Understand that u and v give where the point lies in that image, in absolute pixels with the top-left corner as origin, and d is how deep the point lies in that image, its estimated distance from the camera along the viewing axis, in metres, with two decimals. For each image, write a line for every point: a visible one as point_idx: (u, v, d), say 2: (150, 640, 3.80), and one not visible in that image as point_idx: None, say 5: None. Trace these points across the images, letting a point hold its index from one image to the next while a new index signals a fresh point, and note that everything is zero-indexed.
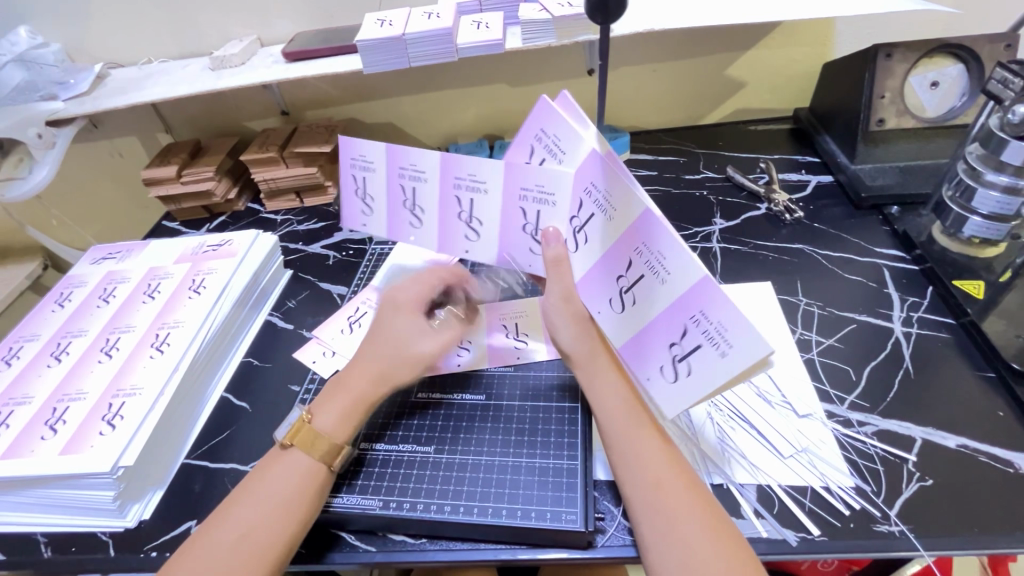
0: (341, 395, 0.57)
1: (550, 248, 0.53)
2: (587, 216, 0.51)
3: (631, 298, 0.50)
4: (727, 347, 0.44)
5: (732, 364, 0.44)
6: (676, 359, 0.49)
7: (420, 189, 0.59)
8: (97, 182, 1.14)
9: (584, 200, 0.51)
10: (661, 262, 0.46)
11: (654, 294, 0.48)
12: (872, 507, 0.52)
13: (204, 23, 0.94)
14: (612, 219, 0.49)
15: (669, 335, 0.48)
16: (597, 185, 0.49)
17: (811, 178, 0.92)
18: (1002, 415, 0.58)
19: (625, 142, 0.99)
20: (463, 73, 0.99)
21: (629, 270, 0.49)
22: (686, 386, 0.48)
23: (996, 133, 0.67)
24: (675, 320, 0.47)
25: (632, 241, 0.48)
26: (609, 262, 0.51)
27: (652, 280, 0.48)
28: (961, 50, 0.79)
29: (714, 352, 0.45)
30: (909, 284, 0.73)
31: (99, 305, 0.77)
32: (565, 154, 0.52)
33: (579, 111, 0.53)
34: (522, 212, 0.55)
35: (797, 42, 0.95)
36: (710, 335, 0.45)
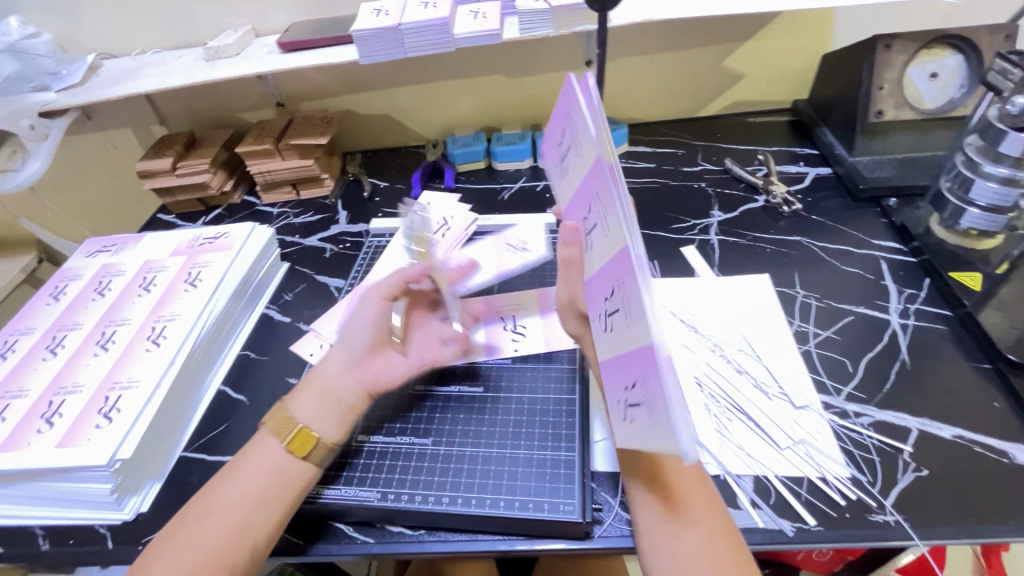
0: (311, 387, 0.56)
1: (566, 244, 0.51)
2: (592, 224, 0.47)
3: (610, 325, 0.45)
4: (653, 420, 0.38)
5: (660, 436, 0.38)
6: (625, 403, 0.42)
7: None
8: (91, 174, 1.13)
9: (592, 209, 0.47)
10: (628, 305, 0.41)
11: (619, 330, 0.43)
12: (868, 497, 0.52)
13: (198, 12, 0.93)
14: (607, 239, 0.44)
15: (625, 378, 0.42)
16: (602, 197, 0.45)
17: (809, 170, 0.92)
18: (997, 405, 0.58)
19: (623, 134, 0.99)
20: (460, 63, 0.98)
21: (610, 297, 0.44)
22: (629, 434, 0.42)
23: (995, 124, 0.68)
24: (629, 367, 0.41)
25: (614, 269, 0.43)
26: (600, 279, 0.46)
27: (622, 319, 0.42)
28: (960, 41, 0.79)
29: (646, 416, 0.39)
30: (907, 277, 0.73)
31: (94, 298, 0.76)
32: (584, 147, 0.48)
33: (598, 110, 0.46)
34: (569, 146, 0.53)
35: (795, 33, 0.94)
36: (645, 402, 0.39)
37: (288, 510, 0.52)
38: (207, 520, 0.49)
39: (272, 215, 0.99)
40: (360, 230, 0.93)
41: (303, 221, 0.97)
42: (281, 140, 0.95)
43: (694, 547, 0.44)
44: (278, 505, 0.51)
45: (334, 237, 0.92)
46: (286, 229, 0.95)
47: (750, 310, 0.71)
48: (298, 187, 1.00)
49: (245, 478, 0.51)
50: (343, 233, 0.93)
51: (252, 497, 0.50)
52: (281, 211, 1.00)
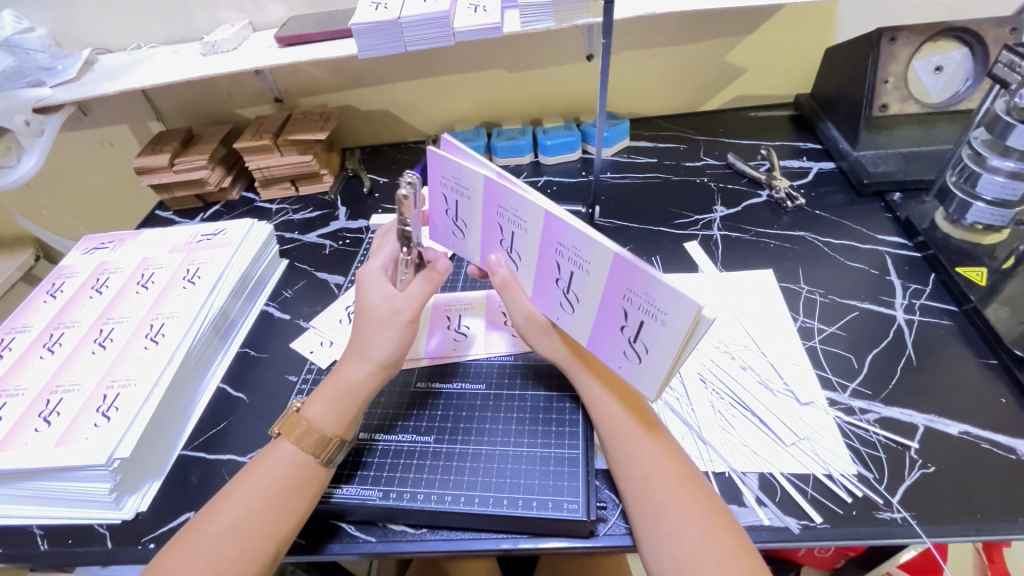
0: (328, 388, 0.56)
1: (495, 271, 0.55)
2: (510, 236, 0.53)
3: (575, 297, 0.51)
4: (662, 315, 0.44)
5: (671, 330, 0.44)
6: (632, 340, 0.48)
7: (463, 203, 0.55)
8: (88, 171, 1.12)
9: (503, 224, 0.53)
10: (581, 257, 0.48)
11: (586, 288, 0.49)
12: (875, 494, 0.52)
13: (194, 6, 0.92)
14: (527, 232, 0.51)
15: (617, 321, 0.49)
16: (507, 206, 0.51)
17: (812, 164, 0.91)
18: (1004, 401, 0.58)
19: (625, 129, 0.98)
20: (460, 58, 0.97)
21: (560, 271, 0.51)
22: (645, 370, 0.49)
23: (1003, 117, 0.67)
24: (616, 312, 0.48)
25: (551, 244, 0.50)
26: (544, 271, 0.52)
27: (579, 275, 0.49)
28: (966, 34, 0.78)
29: (654, 322, 0.45)
30: (911, 272, 0.72)
31: (92, 295, 0.75)
32: (463, 179, 0.53)
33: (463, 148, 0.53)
34: (445, 202, 0.57)
35: (798, 26, 0.93)
36: (644, 309, 0.45)
37: (304, 508, 0.51)
38: (217, 518, 0.49)
39: (271, 212, 0.98)
40: (359, 226, 0.92)
41: (302, 217, 0.96)
42: (279, 135, 0.94)
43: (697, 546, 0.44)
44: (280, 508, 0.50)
45: (333, 234, 0.91)
46: (285, 225, 0.95)
47: (754, 307, 0.70)
48: (297, 184, 0.99)
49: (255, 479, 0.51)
50: (343, 229, 0.92)
51: (260, 496, 0.50)
52: (279, 207, 0.99)
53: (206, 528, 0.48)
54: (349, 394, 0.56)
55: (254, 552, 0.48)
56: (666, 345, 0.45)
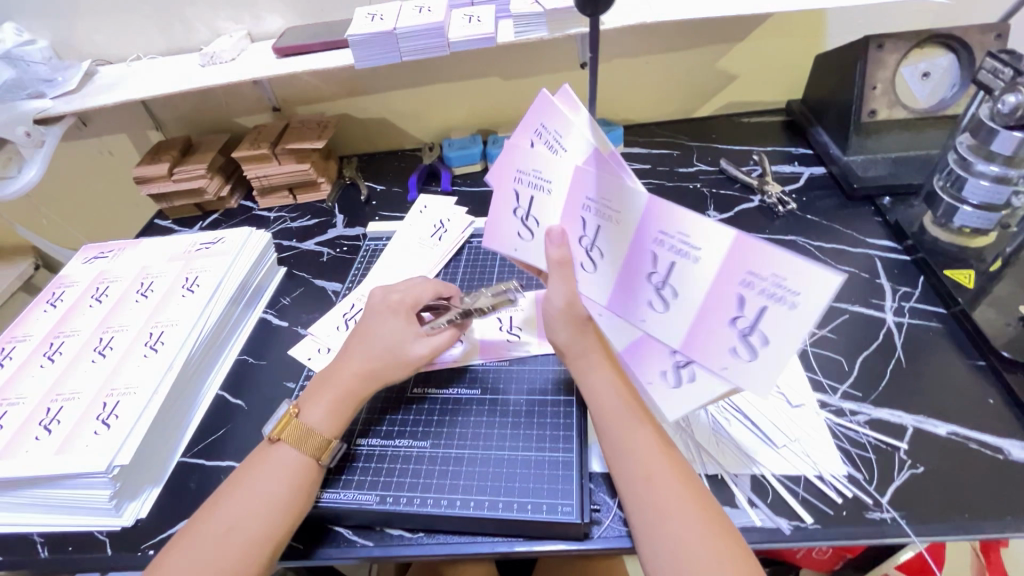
0: (328, 391, 0.57)
1: (554, 247, 0.51)
2: (593, 229, 0.49)
3: (670, 292, 0.46)
4: (794, 297, 0.39)
5: (804, 318, 0.39)
6: (678, 363, 0.50)
7: (541, 198, 0.52)
8: (88, 180, 1.13)
9: (588, 213, 0.49)
10: (686, 240, 0.43)
11: (687, 278, 0.44)
12: (865, 495, 0.53)
13: (193, 18, 0.94)
14: (615, 224, 0.47)
15: (725, 311, 0.43)
16: (596, 197, 0.47)
17: (803, 169, 0.92)
18: (992, 402, 0.58)
19: (619, 135, 0.99)
20: (456, 67, 0.98)
21: (656, 264, 0.46)
22: (747, 371, 0.43)
23: (987, 123, 0.68)
24: (715, 310, 0.43)
25: (647, 234, 0.45)
26: (634, 263, 0.47)
27: (681, 264, 0.44)
28: (952, 40, 0.79)
29: (781, 308, 0.40)
30: (901, 275, 0.73)
31: (92, 304, 0.76)
32: (563, 150, 0.49)
33: (577, 104, 0.49)
34: (518, 195, 0.54)
35: (788, 34, 0.95)
36: (769, 292, 0.40)
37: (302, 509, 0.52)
38: (221, 524, 0.49)
39: (269, 220, 0.99)
40: (356, 233, 0.93)
41: (300, 225, 0.97)
42: (277, 144, 0.95)
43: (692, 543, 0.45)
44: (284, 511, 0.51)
45: (330, 241, 0.92)
46: (283, 233, 0.96)
47: None
48: (295, 192, 1.00)
49: (255, 483, 0.52)
50: (340, 237, 0.93)
51: (264, 501, 0.51)
52: (278, 215, 1.00)
53: (203, 531, 0.49)
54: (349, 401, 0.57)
55: (263, 555, 0.49)
56: (790, 339, 0.40)
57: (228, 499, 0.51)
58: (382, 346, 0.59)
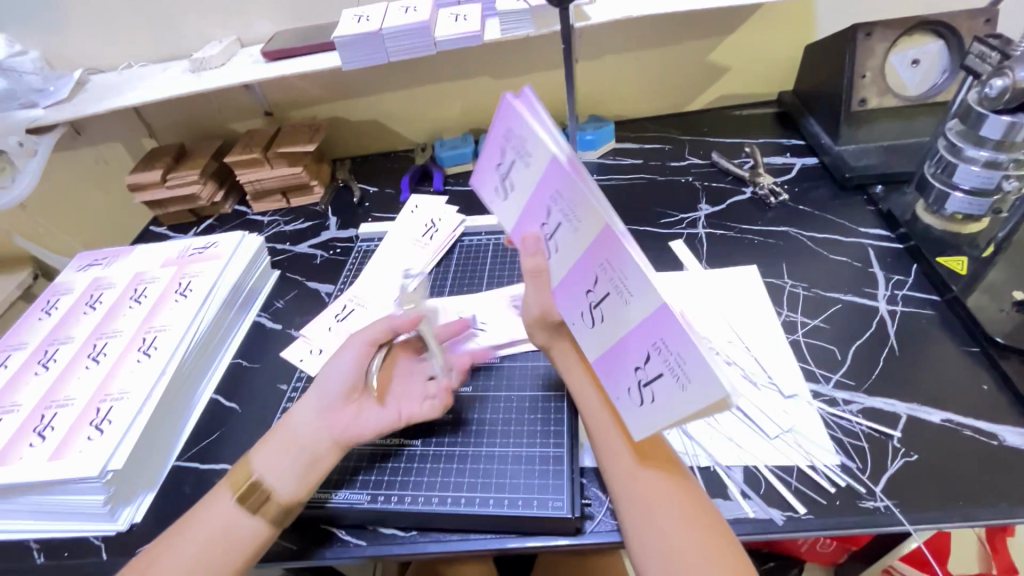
0: (275, 437, 0.53)
1: (530, 255, 0.51)
2: (554, 225, 0.48)
3: (600, 315, 0.48)
4: (687, 380, 0.41)
5: (697, 392, 0.40)
6: (642, 383, 0.46)
7: (563, 229, 0.47)
8: (83, 189, 1.14)
9: (554, 210, 0.48)
10: (624, 284, 0.44)
11: (617, 313, 0.46)
12: (857, 484, 0.52)
13: (183, 24, 0.94)
14: (579, 231, 0.46)
15: (671, 338, 0.41)
16: (564, 196, 0.46)
17: (795, 160, 0.92)
18: (987, 388, 0.58)
19: (610, 131, 0.99)
20: (446, 67, 0.98)
21: (596, 286, 0.47)
22: (689, 402, 0.41)
23: (975, 108, 0.67)
24: (643, 345, 0.44)
25: (594, 258, 0.46)
26: (581, 275, 0.48)
27: (618, 300, 0.45)
28: (939, 26, 0.79)
29: (678, 384, 0.42)
30: (894, 263, 0.73)
31: (86, 311, 0.77)
32: (532, 157, 0.47)
33: (540, 106, 0.46)
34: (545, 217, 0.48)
35: (777, 24, 0.95)
36: (672, 366, 0.42)
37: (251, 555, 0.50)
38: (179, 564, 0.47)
39: (262, 224, 0.99)
40: (350, 235, 0.93)
41: (293, 229, 0.97)
42: (269, 148, 0.96)
43: (675, 535, 0.45)
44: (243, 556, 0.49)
45: (323, 244, 0.92)
46: (277, 237, 0.96)
47: (736, 302, 0.71)
48: (288, 196, 1.01)
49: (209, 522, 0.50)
50: (333, 239, 0.93)
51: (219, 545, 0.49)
52: (271, 219, 1.00)
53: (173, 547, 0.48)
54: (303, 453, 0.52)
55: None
56: (708, 385, 0.39)
57: (189, 522, 0.50)
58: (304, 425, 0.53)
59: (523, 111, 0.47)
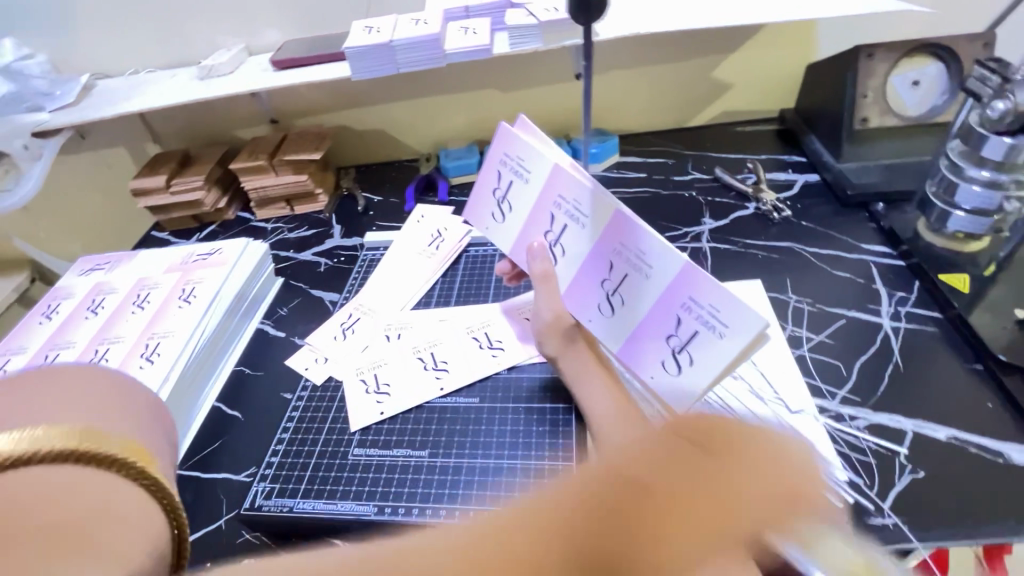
0: None
1: (537, 261, 0.54)
2: (560, 228, 0.52)
3: (619, 300, 0.50)
4: (724, 329, 0.44)
5: (733, 341, 0.43)
6: (676, 351, 0.47)
7: (572, 228, 0.51)
8: (86, 193, 1.13)
9: (558, 214, 0.52)
10: (643, 258, 0.47)
11: (640, 291, 0.48)
12: (865, 500, 0.52)
13: (193, 31, 0.94)
14: (587, 227, 0.50)
15: (693, 293, 0.45)
16: (568, 197, 0.51)
17: (798, 177, 0.93)
18: (991, 405, 0.58)
19: (613, 145, 1.01)
20: (453, 78, 0.99)
21: (613, 272, 0.50)
22: (725, 349, 0.44)
23: (977, 130, 0.68)
24: (669, 313, 0.47)
25: (608, 244, 0.49)
26: (595, 266, 0.51)
27: (637, 277, 0.48)
28: (940, 49, 0.81)
29: (712, 336, 0.44)
30: (896, 280, 0.74)
31: (87, 316, 0.76)
32: (530, 171, 0.53)
33: (533, 128, 0.54)
34: (551, 219, 0.53)
35: (779, 43, 0.96)
36: (704, 320, 0.45)
37: None
38: None
39: (266, 231, 0.99)
40: (354, 243, 0.93)
41: (297, 236, 0.97)
42: (274, 156, 0.97)
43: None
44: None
45: (328, 252, 0.92)
46: (280, 244, 0.96)
47: None
48: (292, 203, 1.01)
49: None
50: (338, 247, 0.93)
51: None
52: (275, 226, 1.00)
53: None
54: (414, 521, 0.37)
55: None
56: (743, 323, 0.42)
57: None
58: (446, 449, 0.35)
59: (514, 134, 0.54)
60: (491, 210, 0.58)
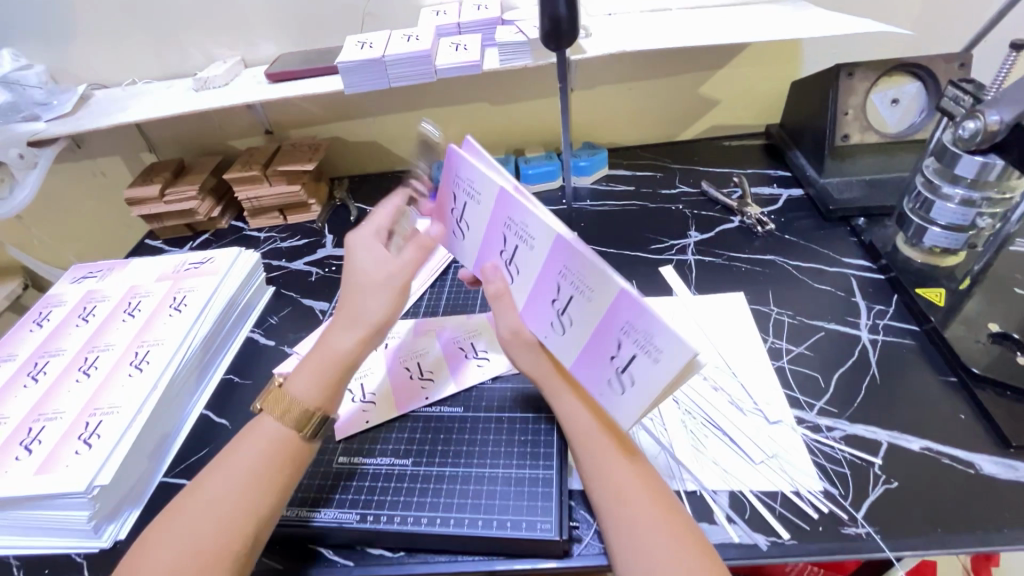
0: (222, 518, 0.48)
1: (490, 282, 0.55)
2: (513, 250, 0.53)
3: (568, 320, 0.51)
4: (658, 353, 0.44)
5: (667, 365, 0.44)
6: (619, 371, 0.49)
7: (523, 250, 0.52)
8: (81, 202, 1.14)
9: (508, 237, 0.53)
10: (585, 283, 0.48)
11: (584, 313, 0.49)
12: (840, 510, 0.53)
13: (190, 44, 0.96)
14: (535, 248, 0.51)
15: (632, 319, 0.46)
16: (517, 219, 0.51)
17: (782, 191, 0.95)
18: (963, 417, 0.60)
19: (603, 158, 1.02)
20: (445, 92, 1.01)
21: (560, 293, 0.51)
22: (659, 373, 0.45)
23: (950, 148, 0.69)
24: (610, 335, 0.48)
25: (554, 268, 0.50)
26: (545, 286, 0.52)
27: (581, 299, 0.49)
28: (918, 69, 0.83)
29: (648, 359, 0.45)
30: (875, 293, 0.75)
31: (78, 324, 0.77)
32: (479, 194, 0.53)
33: (481, 152, 0.53)
34: (503, 241, 0.54)
35: (764, 60, 0.99)
36: (642, 344, 0.45)
37: (281, 496, 0.51)
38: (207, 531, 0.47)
39: (259, 240, 1.00)
40: (345, 253, 0.94)
41: (289, 246, 0.98)
42: (268, 166, 0.98)
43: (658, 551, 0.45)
44: (281, 484, 0.51)
45: (319, 261, 0.93)
46: (273, 253, 0.97)
47: (723, 328, 0.72)
48: (286, 213, 1.02)
49: (214, 489, 0.49)
50: (329, 257, 0.94)
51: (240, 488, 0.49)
52: (268, 235, 1.01)
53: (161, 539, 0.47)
54: (335, 362, 0.54)
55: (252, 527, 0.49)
56: (674, 350, 0.43)
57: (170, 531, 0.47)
58: (362, 278, 0.54)
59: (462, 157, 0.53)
60: (452, 225, 0.59)
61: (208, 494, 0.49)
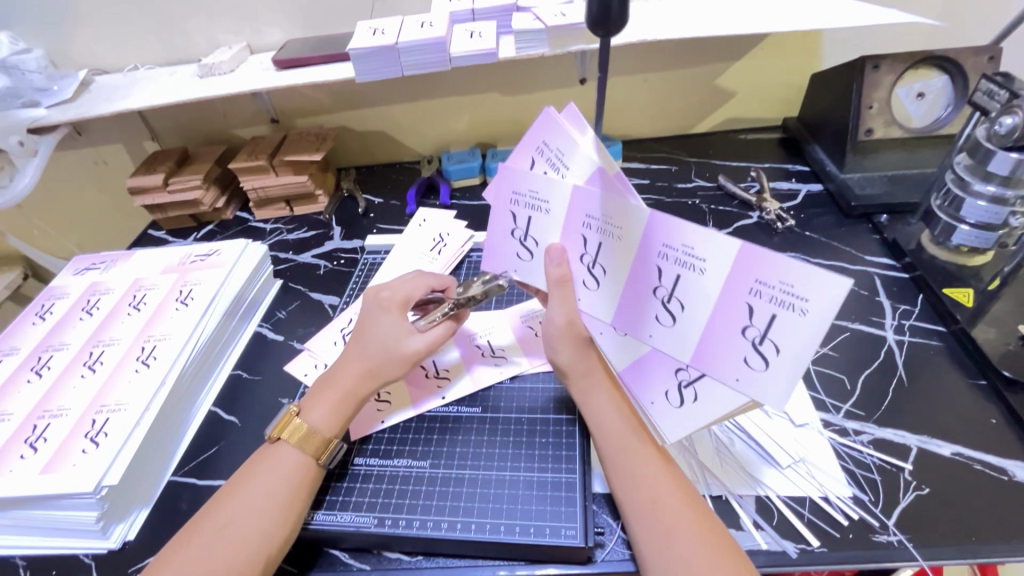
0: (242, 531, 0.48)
1: (555, 265, 0.50)
2: (595, 247, 0.48)
3: (677, 305, 0.44)
4: (775, 355, 0.40)
5: (788, 365, 0.39)
6: (683, 384, 0.48)
7: (606, 244, 0.47)
8: (81, 190, 1.12)
9: (590, 234, 0.48)
10: (691, 253, 0.42)
11: (693, 294, 0.43)
12: (871, 517, 0.52)
13: (193, 29, 0.93)
14: (620, 239, 0.46)
15: (735, 320, 0.41)
16: (599, 213, 0.46)
17: (801, 187, 0.92)
18: (995, 422, 0.58)
19: (616, 151, 0.99)
20: (457, 82, 0.98)
21: (662, 278, 0.44)
22: (770, 382, 0.40)
23: (983, 145, 0.68)
24: (716, 328, 0.42)
25: (653, 247, 0.44)
26: (638, 278, 0.46)
27: (688, 278, 0.43)
28: (948, 63, 0.80)
29: (758, 364, 0.41)
30: (900, 292, 0.73)
31: (82, 317, 0.75)
32: (567, 168, 0.48)
33: (581, 121, 0.48)
34: (582, 239, 0.49)
35: (784, 52, 0.96)
36: (755, 343, 0.40)
37: (296, 518, 0.51)
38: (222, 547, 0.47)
39: (265, 231, 0.98)
40: (354, 246, 0.92)
41: (296, 238, 0.96)
42: (274, 156, 0.95)
43: (687, 549, 0.44)
44: (293, 506, 0.51)
45: (327, 254, 0.91)
46: (279, 246, 0.94)
47: None
48: (292, 204, 1.00)
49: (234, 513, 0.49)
50: (337, 250, 0.92)
51: (264, 505, 0.50)
52: (274, 227, 0.99)
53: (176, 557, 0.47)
54: (354, 398, 0.57)
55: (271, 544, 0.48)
56: (827, 293, 0.36)
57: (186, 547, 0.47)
58: (391, 344, 0.58)
59: (558, 125, 0.48)
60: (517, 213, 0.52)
61: (230, 508, 0.49)
